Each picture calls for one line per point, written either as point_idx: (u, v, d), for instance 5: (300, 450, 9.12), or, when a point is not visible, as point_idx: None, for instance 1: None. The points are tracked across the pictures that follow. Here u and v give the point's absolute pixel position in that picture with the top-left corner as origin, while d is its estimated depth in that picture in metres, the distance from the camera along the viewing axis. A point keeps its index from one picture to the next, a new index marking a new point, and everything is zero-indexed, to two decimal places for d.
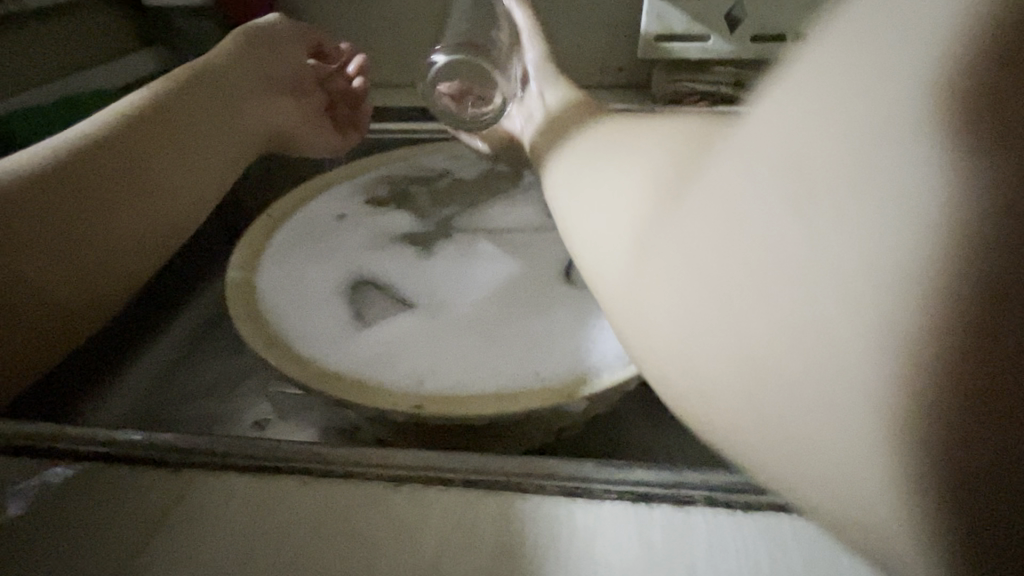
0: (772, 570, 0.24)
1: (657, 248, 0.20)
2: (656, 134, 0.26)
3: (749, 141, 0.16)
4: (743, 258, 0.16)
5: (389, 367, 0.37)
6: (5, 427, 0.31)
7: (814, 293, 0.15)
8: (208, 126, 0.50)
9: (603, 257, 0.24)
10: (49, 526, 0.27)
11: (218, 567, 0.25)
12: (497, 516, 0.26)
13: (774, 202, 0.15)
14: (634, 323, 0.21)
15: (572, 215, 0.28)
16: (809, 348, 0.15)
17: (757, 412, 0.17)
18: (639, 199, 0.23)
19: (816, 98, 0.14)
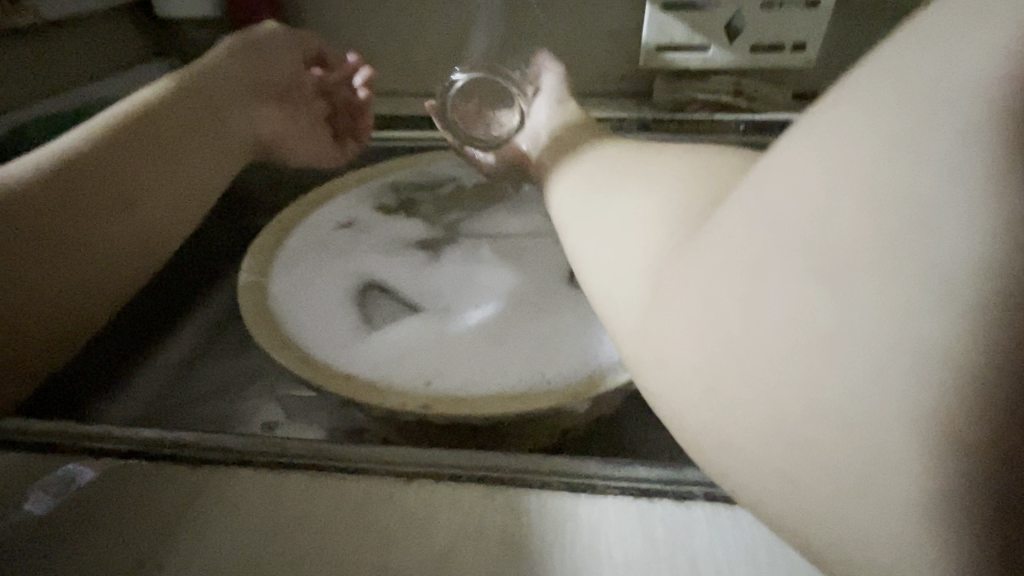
0: (769, 562, 0.25)
1: (677, 283, 0.22)
2: (671, 171, 0.28)
3: (773, 191, 0.18)
4: (755, 298, 0.18)
5: (398, 369, 0.38)
6: (28, 425, 0.32)
7: (817, 331, 0.17)
8: (196, 141, 0.50)
9: (622, 288, 0.26)
10: (69, 521, 0.28)
11: (234, 560, 0.26)
12: (505, 510, 0.27)
13: (795, 249, 0.17)
14: (657, 349, 0.22)
15: (586, 243, 0.30)
16: (813, 379, 0.17)
17: (780, 437, 0.18)
18: (657, 235, 0.25)
19: (830, 157, 0.17)
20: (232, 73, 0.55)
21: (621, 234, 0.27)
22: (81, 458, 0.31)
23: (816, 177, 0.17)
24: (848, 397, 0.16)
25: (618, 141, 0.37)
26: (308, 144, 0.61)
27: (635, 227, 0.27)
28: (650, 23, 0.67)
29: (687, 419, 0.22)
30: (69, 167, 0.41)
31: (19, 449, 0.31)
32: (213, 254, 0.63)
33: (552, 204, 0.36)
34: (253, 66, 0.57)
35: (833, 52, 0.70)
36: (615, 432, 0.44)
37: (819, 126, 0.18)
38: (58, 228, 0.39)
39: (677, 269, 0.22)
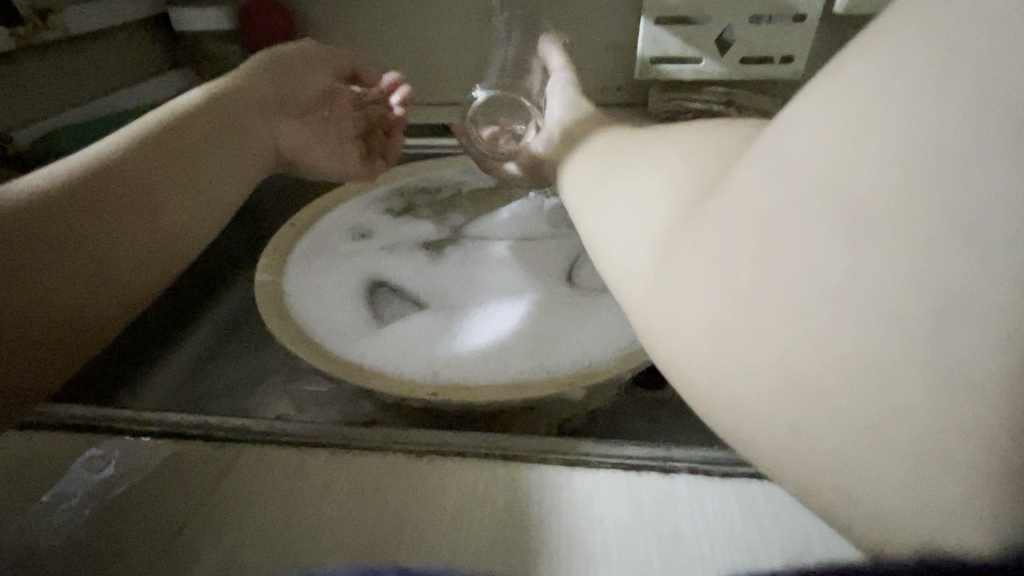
0: (744, 526, 0.27)
1: (689, 247, 0.22)
2: (678, 150, 0.29)
3: (782, 166, 0.19)
4: (770, 255, 0.19)
5: (407, 360, 0.41)
6: (68, 410, 0.35)
7: (834, 284, 0.17)
8: (231, 141, 0.46)
9: (633, 259, 0.26)
10: (109, 495, 0.31)
11: (262, 527, 0.29)
12: (508, 482, 0.30)
13: (803, 219, 0.18)
14: (663, 329, 0.23)
15: (599, 222, 0.30)
16: (831, 332, 0.17)
17: (778, 410, 0.19)
18: (669, 207, 0.25)
19: (835, 132, 0.17)
20: (271, 83, 0.53)
21: (633, 211, 0.28)
22: (117, 440, 0.33)
23: (835, 130, 0.17)
24: (863, 349, 0.16)
25: (621, 133, 0.39)
26: (343, 158, 0.58)
27: (647, 203, 0.27)
28: (644, 36, 0.70)
29: (692, 380, 0.21)
30: (97, 174, 0.36)
31: (62, 430, 0.34)
32: (226, 257, 0.66)
33: (567, 200, 0.37)
34: (289, 80, 0.56)
35: (819, 65, 0.74)
36: (610, 422, 0.47)
37: (835, 81, 0.18)
38: (84, 240, 0.33)
39: (689, 234, 0.22)
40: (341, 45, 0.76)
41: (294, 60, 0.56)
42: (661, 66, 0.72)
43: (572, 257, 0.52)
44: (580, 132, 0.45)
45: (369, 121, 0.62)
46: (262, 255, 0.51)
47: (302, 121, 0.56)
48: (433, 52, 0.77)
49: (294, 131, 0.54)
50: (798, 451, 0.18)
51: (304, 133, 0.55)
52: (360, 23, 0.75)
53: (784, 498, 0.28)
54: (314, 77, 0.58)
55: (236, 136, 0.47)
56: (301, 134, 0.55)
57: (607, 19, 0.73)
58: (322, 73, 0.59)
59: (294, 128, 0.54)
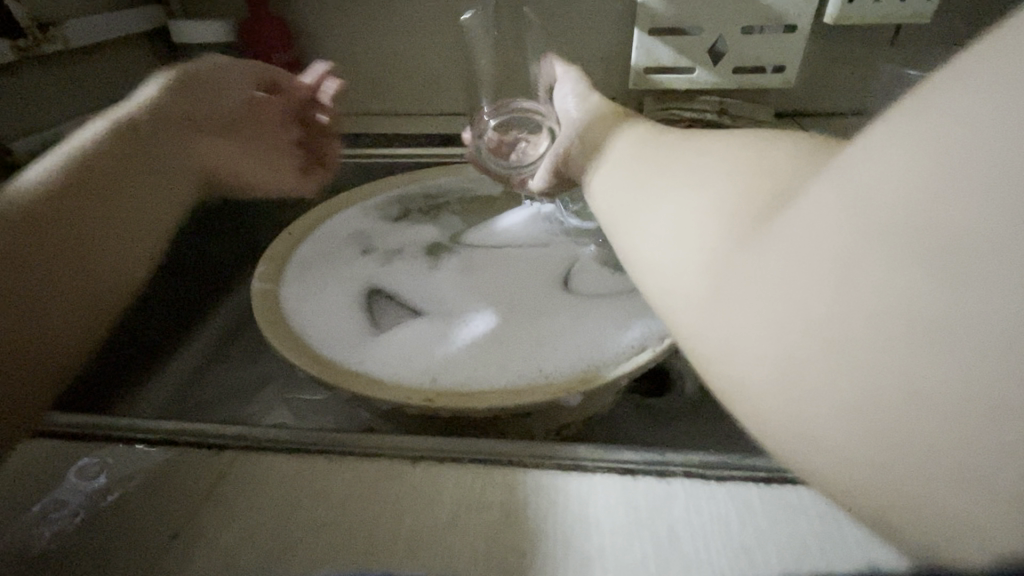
0: (740, 529, 0.27)
1: (754, 277, 0.22)
2: (714, 169, 0.29)
3: (851, 198, 0.19)
4: (846, 292, 0.18)
5: (405, 366, 0.41)
6: (64, 418, 0.35)
7: (919, 324, 0.17)
8: (171, 160, 0.43)
9: (684, 281, 0.26)
10: (104, 503, 0.31)
11: (256, 533, 0.28)
12: (503, 486, 0.30)
13: (871, 252, 0.18)
14: (722, 346, 0.23)
15: (638, 236, 0.30)
16: (916, 374, 0.17)
17: (842, 435, 0.19)
18: (717, 230, 0.25)
19: (902, 168, 0.17)
20: (178, 103, 0.46)
21: (676, 229, 0.28)
22: (112, 447, 0.33)
23: (920, 167, 0.17)
24: (944, 390, 0.16)
25: (656, 139, 0.37)
26: (276, 171, 0.54)
27: (688, 225, 0.27)
28: (638, 46, 0.71)
29: (756, 406, 0.22)
30: (40, 200, 0.35)
31: (57, 437, 0.34)
32: (223, 266, 0.67)
33: (602, 212, 0.36)
34: (204, 98, 0.49)
35: (809, 74, 0.75)
36: (606, 429, 0.48)
37: (916, 113, 0.17)
38: (11, 278, 0.32)
39: (751, 263, 0.22)
40: (339, 55, 0.77)
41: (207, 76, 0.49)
42: (655, 76, 0.73)
43: (568, 264, 0.53)
44: (599, 139, 0.44)
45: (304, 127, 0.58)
46: (260, 262, 0.51)
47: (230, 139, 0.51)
48: (430, 64, 0.78)
49: (225, 150, 0.50)
50: (872, 483, 0.18)
51: (233, 150, 0.51)
52: (356, 35, 0.76)
53: (779, 502, 0.29)
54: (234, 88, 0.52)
55: (176, 154, 0.44)
56: (232, 153, 0.50)
57: (602, 29, 0.73)
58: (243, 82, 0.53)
59: (216, 145, 0.49)
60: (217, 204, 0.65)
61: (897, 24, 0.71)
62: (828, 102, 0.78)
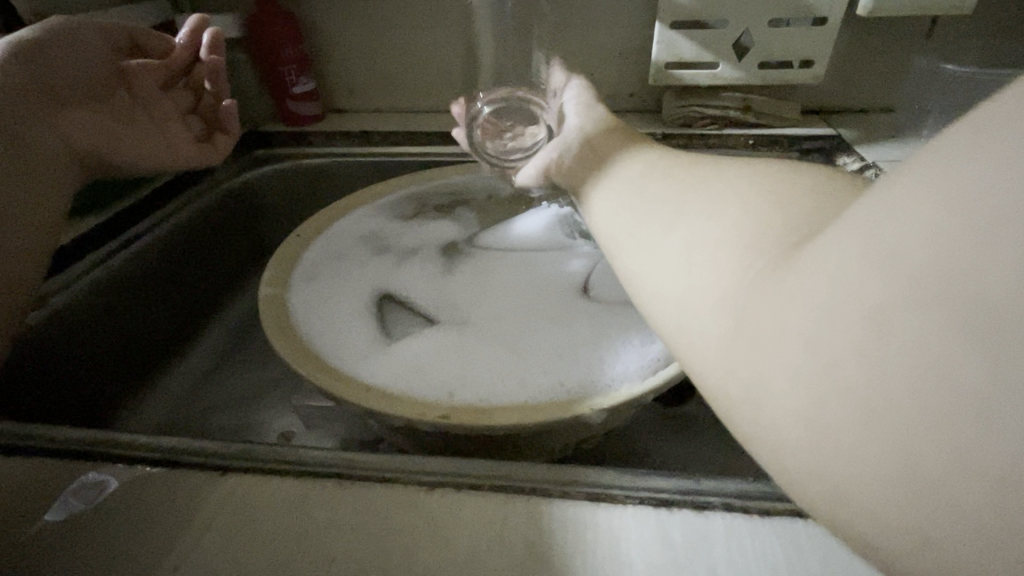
0: (789, 569, 0.25)
1: (771, 321, 0.19)
2: (730, 196, 0.25)
3: (888, 247, 0.16)
4: (875, 347, 0.15)
5: (421, 379, 0.39)
6: (63, 432, 0.33)
7: (961, 391, 0.14)
8: (25, 153, 0.42)
9: (696, 310, 0.22)
10: (101, 524, 0.29)
11: (260, 566, 0.26)
12: (529, 517, 0.28)
13: (913, 312, 0.15)
14: (740, 399, 0.20)
15: (640, 263, 0.26)
16: (960, 448, 0.14)
17: (899, 522, 0.15)
18: (731, 268, 0.22)
19: (950, 218, 0.14)
20: (31, 76, 0.43)
21: (687, 259, 0.24)
22: (114, 465, 0.32)
23: (951, 218, 0.14)
24: (994, 473, 0.13)
25: (667, 159, 0.33)
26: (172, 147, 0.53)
27: (697, 261, 0.23)
28: (659, 41, 0.68)
29: (780, 464, 0.18)
30: None
31: (54, 453, 0.32)
32: (233, 267, 0.65)
33: (601, 223, 0.32)
34: (58, 67, 0.45)
35: (836, 70, 0.72)
36: (625, 446, 0.46)
37: (941, 160, 0.15)
38: None
39: (767, 304, 0.19)
40: (350, 50, 0.75)
41: (55, 44, 0.45)
42: (676, 71, 0.70)
43: (586, 269, 0.50)
44: (607, 149, 0.39)
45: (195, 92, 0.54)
46: (268, 267, 0.48)
47: (99, 118, 0.48)
48: (442, 60, 0.76)
49: (95, 131, 0.48)
50: (915, 555, 0.15)
51: (110, 127, 0.49)
52: (366, 30, 0.74)
53: (830, 540, 0.26)
54: (95, 54, 0.48)
55: (30, 145, 0.42)
56: (104, 133, 0.48)
57: (621, 22, 0.70)
58: (103, 48, 0.49)
59: (88, 121, 0.47)
60: (223, 202, 0.63)
61: (933, 17, 0.68)
62: (857, 99, 0.75)
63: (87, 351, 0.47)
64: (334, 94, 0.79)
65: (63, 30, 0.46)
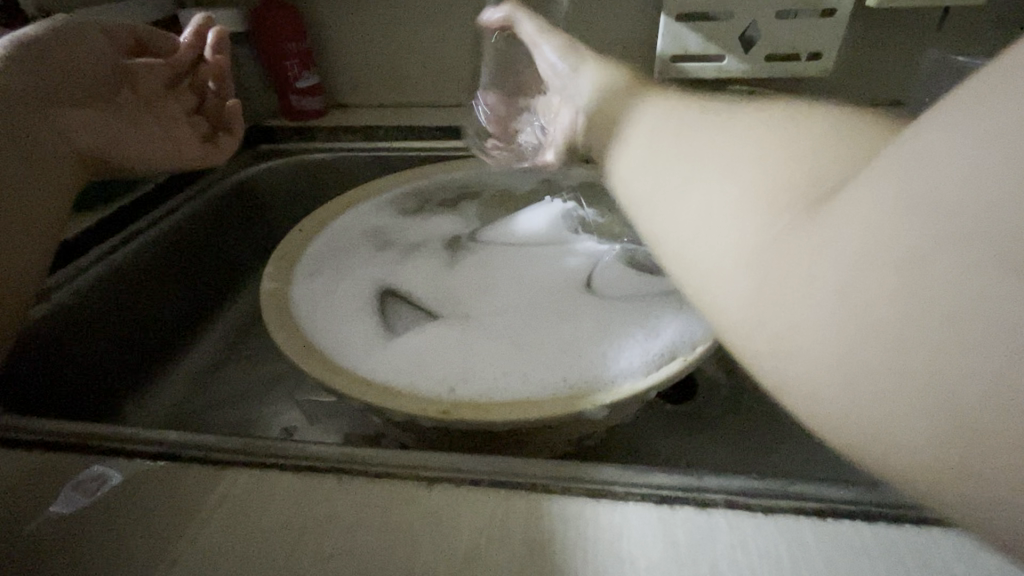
0: (793, 569, 0.25)
1: (795, 273, 0.18)
2: (753, 144, 0.22)
3: (921, 189, 0.15)
4: (908, 291, 0.15)
5: (422, 374, 0.39)
6: (65, 425, 0.34)
7: (999, 333, 0.13)
8: (33, 149, 0.42)
9: (718, 267, 0.21)
10: (103, 517, 0.29)
11: (259, 560, 0.26)
12: (528, 514, 0.27)
13: (948, 256, 0.14)
14: (763, 351, 0.19)
15: (657, 215, 0.25)
16: (997, 391, 0.13)
17: (934, 466, 0.15)
18: (755, 219, 0.20)
19: (987, 159, 0.13)
20: (39, 71, 0.43)
21: (704, 210, 0.22)
22: (114, 459, 0.32)
23: (989, 159, 0.13)
24: None
25: (676, 105, 0.30)
26: (177, 147, 0.53)
27: (720, 212, 0.21)
28: (663, 33, 0.67)
29: (808, 410, 0.18)
30: None
31: (57, 446, 0.32)
32: (237, 262, 0.65)
33: (615, 177, 0.30)
34: (65, 64, 0.45)
35: (844, 62, 0.71)
36: (628, 442, 0.46)
37: (974, 99, 0.14)
38: None
39: (793, 249, 0.18)
40: (353, 44, 0.75)
41: (60, 42, 0.45)
42: (680, 64, 0.69)
43: (587, 266, 0.49)
44: (609, 111, 0.36)
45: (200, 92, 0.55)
46: (270, 260, 0.48)
47: (104, 116, 0.48)
48: (444, 54, 0.75)
49: (100, 129, 0.47)
50: (953, 495, 0.15)
51: (115, 125, 0.48)
52: (369, 24, 0.73)
53: (834, 539, 0.26)
54: (101, 52, 0.48)
55: (38, 141, 0.42)
56: (108, 131, 0.48)
57: (626, 14, 0.70)
58: (109, 46, 0.49)
59: (94, 119, 0.47)
60: (226, 197, 0.63)
61: (945, 7, 0.66)
62: (866, 92, 0.74)
63: (88, 346, 0.47)
64: (336, 89, 0.79)
65: (70, 29, 0.46)
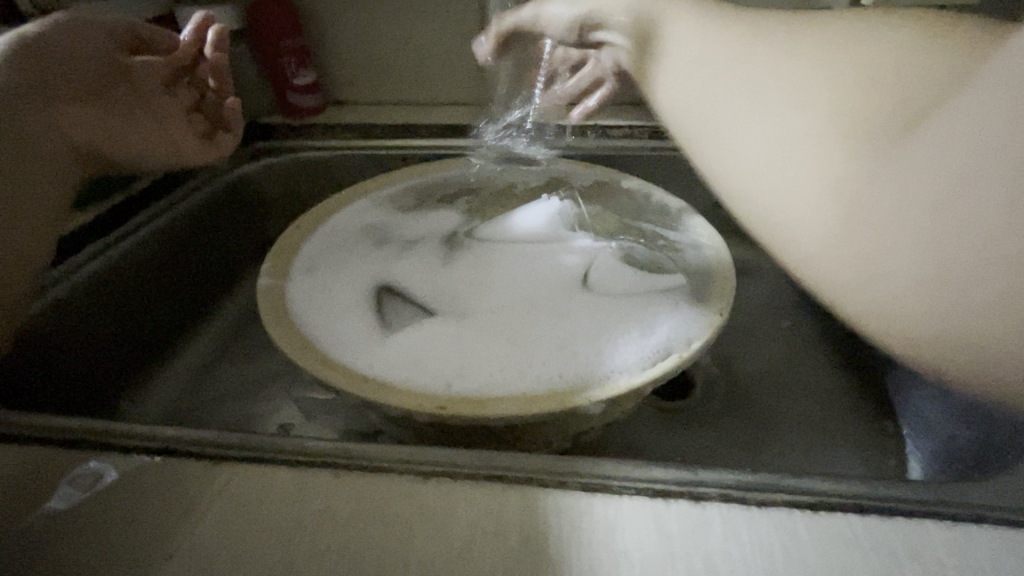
0: (785, 565, 0.25)
1: (910, 192, 0.17)
2: (819, 61, 0.21)
3: None
4: None
5: (419, 370, 0.39)
6: (60, 420, 0.33)
7: None
8: (26, 153, 0.42)
9: (790, 189, 0.21)
10: (98, 512, 0.29)
11: (254, 555, 0.26)
12: (522, 508, 0.27)
13: None
14: (860, 269, 0.19)
15: (722, 144, 0.24)
16: None
17: None
18: (830, 138, 0.20)
19: None
20: (33, 73, 0.43)
21: (768, 146, 0.22)
22: (109, 454, 0.32)
23: None
24: None
25: (725, 19, 0.27)
26: (175, 145, 0.52)
27: (791, 133, 0.21)
28: None
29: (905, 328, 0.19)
30: None
31: (52, 441, 0.32)
32: (233, 259, 0.65)
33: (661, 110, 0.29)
34: (60, 65, 0.44)
35: None
36: (625, 438, 0.46)
37: None
38: None
39: (860, 186, 0.19)
40: (351, 41, 0.75)
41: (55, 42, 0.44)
42: None
43: (585, 263, 0.49)
44: None
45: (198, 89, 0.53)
46: (266, 257, 0.48)
47: (101, 116, 0.47)
48: (442, 50, 0.75)
49: (96, 129, 0.47)
50: None
51: (112, 125, 0.48)
52: (366, 21, 0.73)
53: (826, 532, 0.26)
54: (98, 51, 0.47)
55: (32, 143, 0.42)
56: (104, 131, 0.47)
57: None
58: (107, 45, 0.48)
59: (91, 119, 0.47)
60: (223, 194, 0.63)
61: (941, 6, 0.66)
62: None
63: (84, 343, 0.47)
64: (333, 86, 0.79)
65: (66, 28, 0.45)
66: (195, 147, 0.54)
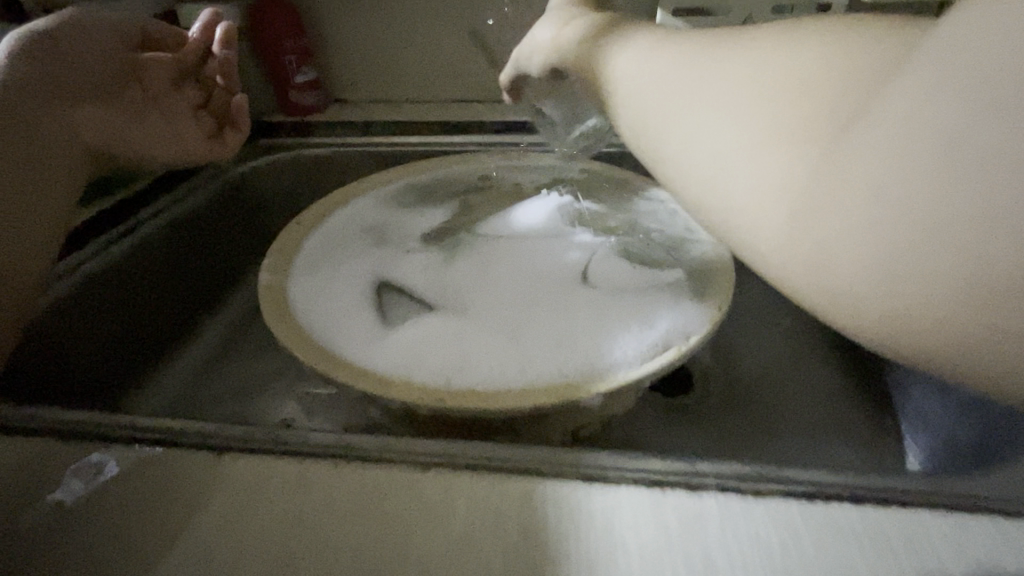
0: (783, 563, 0.25)
1: (850, 181, 0.18)
2: (756, 67, 0.21)
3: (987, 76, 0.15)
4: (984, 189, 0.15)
5: (419, 365, 0.39)
6: (62, 413, 0.34)
7: None
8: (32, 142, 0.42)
9: (738, 189, 0.21)
10: (101, 504, 0.29)
11: (257, 545, 0.27)
12: (521, 499, 0.28)
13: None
14: (814, 263, 0.19)
15: (673, 148, 0.23)
16: None
17: None
18: (778, 140, 0.20)
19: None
20: (43, 66, 0.44)
21: (712, 150, 0.21)
22: (112, 447, 0.32)
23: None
24: None
25: (672, 36, 0.27)
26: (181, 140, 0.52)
27: (738, 134, 0.21)
28: None
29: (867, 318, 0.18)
30: None
31: (56, 434, 0.33)
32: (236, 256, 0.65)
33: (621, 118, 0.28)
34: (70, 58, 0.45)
35: None
36: (624, 433, 0.47)
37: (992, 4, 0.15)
38: None
39: (804, 180, 0.19)
40: (353, 40, 0.75)
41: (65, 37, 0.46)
42: None
43: (585, 259, 0.50)
44: None
45: (205, 87, 0.54)
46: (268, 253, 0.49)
47: (108, 110, 0.48)
48: (444, 49, 0.75)
49: (103, 123, 0.47)
50: None
51: (118, 120, 0.48)
52: (368, 19, 0.73)
53: (823, 525, 0.26)
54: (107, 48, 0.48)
55: (39, 134, 0.43)
56: (110, 125, 0.48)
57: None
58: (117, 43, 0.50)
59: (98, 114, 0.47)
60: (225, 192, 0.63)
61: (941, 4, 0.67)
62: None
63: (88, 338, 0.47)
64: (335, 85, 0.79)
65: (78, 26, 0.47)
66: (200, 143, 0.53)
